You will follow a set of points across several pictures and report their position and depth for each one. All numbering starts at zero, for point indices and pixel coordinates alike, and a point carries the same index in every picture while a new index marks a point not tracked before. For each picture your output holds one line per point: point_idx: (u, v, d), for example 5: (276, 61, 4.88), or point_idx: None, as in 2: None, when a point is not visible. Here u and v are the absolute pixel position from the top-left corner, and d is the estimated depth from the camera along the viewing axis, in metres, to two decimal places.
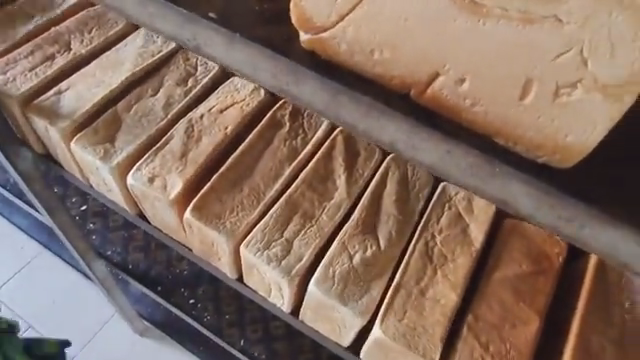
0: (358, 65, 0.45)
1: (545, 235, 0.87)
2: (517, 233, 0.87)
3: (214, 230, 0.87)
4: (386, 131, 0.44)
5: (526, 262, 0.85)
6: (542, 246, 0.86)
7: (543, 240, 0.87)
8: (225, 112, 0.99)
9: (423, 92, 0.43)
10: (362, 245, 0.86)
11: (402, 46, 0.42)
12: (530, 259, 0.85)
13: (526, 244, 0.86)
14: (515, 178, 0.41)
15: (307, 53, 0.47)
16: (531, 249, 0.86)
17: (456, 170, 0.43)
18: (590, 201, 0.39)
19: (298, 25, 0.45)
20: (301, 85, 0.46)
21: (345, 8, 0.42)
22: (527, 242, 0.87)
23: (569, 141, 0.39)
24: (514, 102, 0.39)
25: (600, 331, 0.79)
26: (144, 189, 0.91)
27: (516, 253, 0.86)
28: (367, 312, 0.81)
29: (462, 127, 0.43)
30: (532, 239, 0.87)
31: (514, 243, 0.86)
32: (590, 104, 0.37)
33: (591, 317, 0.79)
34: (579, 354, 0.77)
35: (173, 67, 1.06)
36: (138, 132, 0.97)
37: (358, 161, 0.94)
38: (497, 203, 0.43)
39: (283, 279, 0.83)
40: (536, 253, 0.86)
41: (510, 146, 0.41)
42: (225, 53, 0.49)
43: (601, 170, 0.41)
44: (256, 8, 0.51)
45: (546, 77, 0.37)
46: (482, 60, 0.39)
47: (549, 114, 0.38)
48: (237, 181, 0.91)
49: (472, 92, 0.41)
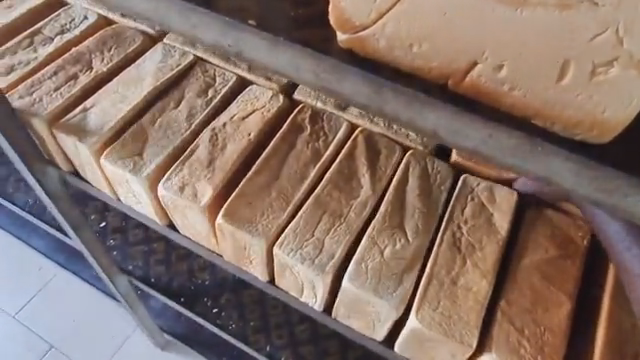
0: (397, 58, 0.48)
1: (568, 220, 0.89)
2: (539, 218, 0.90)
3: (247, 233, 0.89)
4: (427, 119, 0.46)
5: (551, 245, 0.87)
6: (566, 231, 0.88)
7: (567, 224, 0.89)
8: (248, 119, 1.01)
9: (460, 81, 0.46)
10: (391, 239, 0.88)
11: (441, 39, 0.44)
12: (555, 244, 0.87)
13: (550, 230, 0.88)
14: (557, 155, 0.43)
15: (345, 51, 0.50)
16: (556, 236, 0.88)
17: (500, 152, 0.45)
18: (631, 173, 0.42)
19: (338, 26, 0.49)
20: (343, 82, 0.49)
21: (384, 6, 0.45)
22: (552, 226, 0.89)
23: (606, 116, 0.41)
24: (552, 83, 0.42)
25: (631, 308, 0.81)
26: (175, 197, 0.94)
27: (541, 238, 0.88)
28: (401, 304, 0.83)
29: (502, 111, 0.46)
30: (555, 225, 0.89)
31: (538, 228, 0.88)
32: (625, 79, 0.39)
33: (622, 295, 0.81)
34: (613, 332, 0.79)
35: (192, 78, 1.09)
36: (164, 144, 1.00)
37: (380, 159, 0.97)
38: (538, 180, 0.45)
39: (317, 277, 0.86)
40: (560, 238, 0.88)
41: (548, 127, 0.44)
42: (267, 56, 0.51)
43: (636, 143, 0.44)
44: (291, 14, 0.55)
45: (583, 58, 0.40)
46: (520, 46, 0.41)
47: (586, 93, 0.41)
48: (265, 185, 0.93)
49: (510, 77, 0.44)
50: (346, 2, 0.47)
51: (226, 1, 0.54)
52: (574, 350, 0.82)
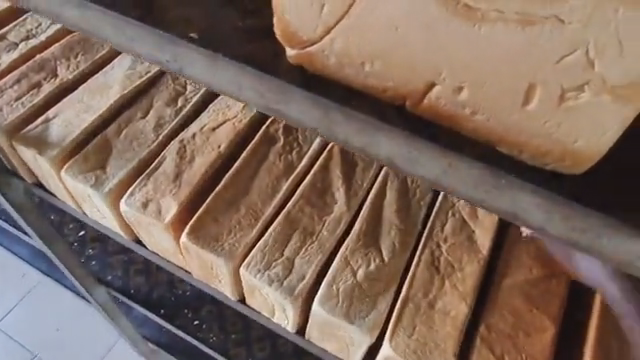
0: (348, 77, 0.43)
1: None
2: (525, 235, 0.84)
3: (212, 252, 0.84)
4: (381, 146, 0.41)
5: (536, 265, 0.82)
6: None
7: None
8: (218, 130, 0.96)
9: (419, 103, 0.41)
10: (365, 259, 0.83)
11: (394, 57, 0.39)
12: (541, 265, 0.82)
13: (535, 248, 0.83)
14: (523, 189, 0.38)
15: (296, 67, 0.45)
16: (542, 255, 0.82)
17: (461, 185, 0.40)
18: (607, 211, 0.37)
19: (285, 40, 0.44)
20: (289, 104, 0.44)
21: (331, 19, 0.40)
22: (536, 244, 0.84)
23: (578, 146, 0.36)
24: (517, 108, 0.37)
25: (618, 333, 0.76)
26: (138, 214, 0.89)
27: (527, 257, 0.82)
28: (374, 329, 0.78)
29: (464, 136, 0.41)
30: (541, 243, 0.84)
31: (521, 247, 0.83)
32: (599, 106, 0.34)
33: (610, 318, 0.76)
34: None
35: (162, 87, 1.03)
36: (129, 156, 0.95)
37: (356, 173, 0.91)
38: (506, 217, 0.39)
39: (286, 300, 0.81)
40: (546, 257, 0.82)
41: (515, 155, 0.40)
42: (208, 74, 0.47)
43: (610, 175, 0.39)
44: (238, 24, 0.49)
45: (550, 81, 0.35)
46: (480, 67, 0.36)
47: (555, 120, 0.36)
48: (233, 200, 0.88)
49: (471, 100, 0.38)
50: (291, 15, 0.42)
51: (166, 12, 0.49)
52: None
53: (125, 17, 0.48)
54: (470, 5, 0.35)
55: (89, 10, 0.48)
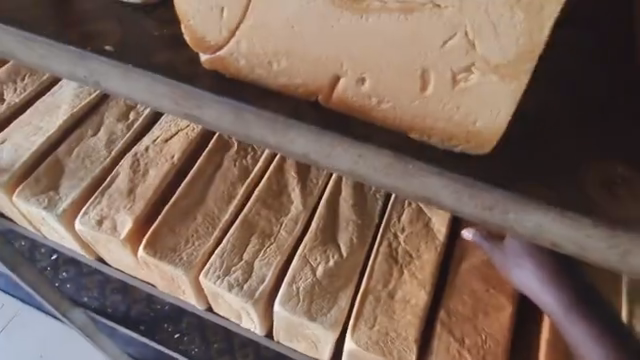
0: (260, 78, 0.43)
1: None
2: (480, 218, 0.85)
3: (170, 264, 0.84)
4: (295, 143, 0.42)
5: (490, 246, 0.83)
6: None
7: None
8: (171, 141, 0.95)
9: (329, 97, 0.41)
10: (324, 256, 0.83)
11: (296, 54, 0.40)
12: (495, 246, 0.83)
13: None
14: (431, 172, 0.39)
15: (211, 73, 0.45)
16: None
17: (374, 174, 0.40)
18: (512, 186, 0.38)
19: (193, 44, 0.43)
20: (203, 108, 0.44)
21: (233, 22, 0.41)
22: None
23: (479, 126, 0.37)
24: (417, 94, 0.38)
25: None
26: (93, 232, 0.88)
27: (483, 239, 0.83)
28: (337, 325, 0.78)
29: (376, 126, 0.41)
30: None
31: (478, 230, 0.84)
32: (489, 85, 0.35)
33: None
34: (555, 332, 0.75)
35: (112, 102, 1.01)
36: (82, 174, 0.94)
37: (311, 171, 0.91)
38: (420, 202, 0.40)
39: (247, 304, 0.81)
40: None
41: (425, 140, 0.40)
42: (123, 86, 0.46)
43: (514, 152, 0.40)
44: (155, 34, 0.50)
45: (439, 65, 0.36)
46: (375, 56, 0.37)
47: (454, 101, 0.37)
48: (189, 209, 0.88)
49: (375, 90, 0.39)
50: (195, 19, 0.42)
51: (79, 29, 0.49)
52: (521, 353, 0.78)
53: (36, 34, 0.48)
54: None
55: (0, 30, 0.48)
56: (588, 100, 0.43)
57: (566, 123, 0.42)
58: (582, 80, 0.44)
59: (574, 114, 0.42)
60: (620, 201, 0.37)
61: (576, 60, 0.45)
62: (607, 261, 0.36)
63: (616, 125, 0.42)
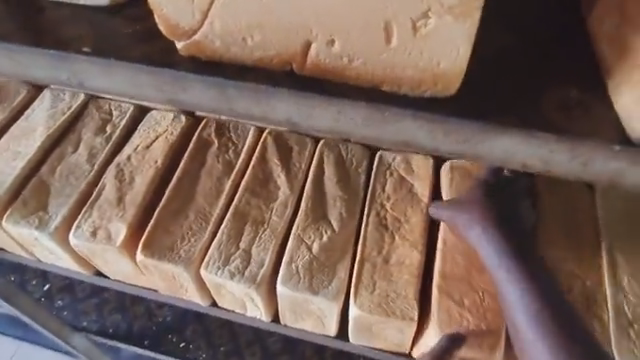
0: (236, 56, 0.46)
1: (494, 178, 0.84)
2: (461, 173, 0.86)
3: (170, 263, 0.86)
4: (278, 109, 0.44)
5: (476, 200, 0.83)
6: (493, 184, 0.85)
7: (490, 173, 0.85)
8: (152, 147, 0.97)
9: (303, 63, 0.45)
10: (318, 233, 0.86)
11: (269, 27, 0.44)
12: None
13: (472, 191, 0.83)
14: (407, 116, 0.42)
15: (189, 59, 0.47)
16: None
17: (355, 127, 0.43)
18: (482, 118, 0.42)
19: (169, 34, 0.47)
20: (187, 90, 0.46)
21: (205, 4, 0.45)
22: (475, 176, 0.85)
23: (443, 68, 0.42)
24: (383, 47, 0.42)
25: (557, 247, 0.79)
26: (89, 244, 0.90)
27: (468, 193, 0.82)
28: (339, 295, 0.81)
29: (350, 84, 0.45)
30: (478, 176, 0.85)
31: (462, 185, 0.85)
32: (445, 27, 0.40)
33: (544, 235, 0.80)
34: None
35: (87, 118, 1.02)
36: (68, 190, 0.95)
37: (293, 155, 0.94)
38: (399, 147, 0.43)
39: (250, 289, 0.83)
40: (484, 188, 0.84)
41: (396, 90, 0.44)
42: (105, 81, 0.48)
43: (478, 89, 0.44)
44: (128, 30, 0.52)
45: (400, 16, 0.41)
46: (341, 17, 0.42)
47: (417, 48, 0.42)
48: (181, 208, 0.90)
49: (345, 49, 0.43)
50: (169, 8, 0.46)
51: (54, 35, 0.51)
52: None
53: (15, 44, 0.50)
54: None
55: None
56: (537, 37, 0.47)
57: (522, 58, 0.46)
58: (529, 21, 0.48)
59: (527, 49, 0.46)
60: (574, 120, 0.42)
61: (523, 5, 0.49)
62: (571, 171, 0.41)
63: (565, 55, 0.46)
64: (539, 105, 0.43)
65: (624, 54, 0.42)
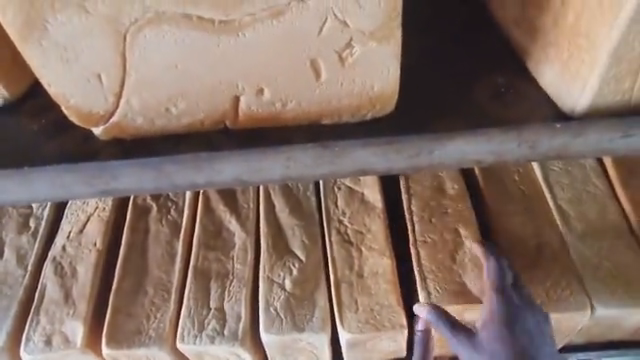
0: (164, 126, 0.56)
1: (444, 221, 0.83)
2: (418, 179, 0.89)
3: (142, 347, 0.79)
4: (224, 171, 0.53)
5: (453, 285, 0.77)
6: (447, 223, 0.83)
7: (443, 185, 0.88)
8: (86, 230, 0.90)
9: (237, 117, 0.56)
10: (286, 269, 0.84)
11: (204, 91, 0.54)
12: (440, 266, 0.79)
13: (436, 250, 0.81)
14: (354, 147, 0.53)
15: (112, 141, 0.57)
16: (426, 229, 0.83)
17: (301, 171, 0.54)
18: (426, 127, 0.55)
19: (86, 123, 0.56)
20: (117, 178, 0.54)
21: (115, 85, 0.53)
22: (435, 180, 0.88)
23: (377, 89, 0.54)
24: (315, 83, 0.54)
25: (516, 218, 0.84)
26: (46, 356, 0.80)
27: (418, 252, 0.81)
28: (326, 323, 0.79)
29: (303, 125, 0.57)
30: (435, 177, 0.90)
31: (417, 203, 0.86)
32: (369, 51, 0.52)
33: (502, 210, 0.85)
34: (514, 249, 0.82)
35: (5, 219, 0.94)
36: (5, 303, 0.85)
37: (238, 198, 0.92)
38: (359, 174, 0.55)
39: (235, 347, 0.78)
40: (436, 216, 0.84)
41: (337, 120, 0.56)
42: (25, 191, 0.54)
43: (409, 104, 0.58)
44: (34, 127, 0.58)
45: (322, 51, 0.52)
46: (261, 66, 0.53)
47: (347, 77, 0.53)
48: (136, 285, 0.84)
49: (276, 93, 0.54)
50: (74, 97, 0.54)
51: None
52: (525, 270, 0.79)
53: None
54: (225, 22, 0.50)
55: None
56: (434, 55, 0.62)
57: (430, 71, 0.61)
58: (429, 46, 0.63)
59: (432, 64, 0.61)
60: (509, 107, 0.57)
61: (419, 35, 0.65)
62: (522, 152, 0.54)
63: (457, 64, 0.62)
64: (452, 111, 0.57)
65: (537, 34, 0.60)
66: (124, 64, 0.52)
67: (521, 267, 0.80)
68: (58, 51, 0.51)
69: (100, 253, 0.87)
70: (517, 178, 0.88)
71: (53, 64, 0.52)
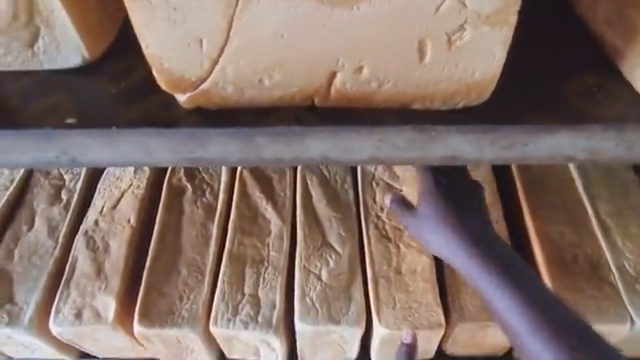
0: (250, 98, 0.54)
1: None
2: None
3: (174, 327, 0.78)
4: (317, 147, 0.53)
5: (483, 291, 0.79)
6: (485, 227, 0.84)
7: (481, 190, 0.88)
8: (119, 206, 0.89)
9: (328, 95, 0.54)
10: (323, 260, 0.83)
11: (300, 64, 0.52)
12: None
13: None
14: (449, 133, 0.53)
15: (193, 109, 0.55)
16: None
17: (395, 153, 0.53)
18: (520, 118, 0.54)
19: (172, 88, 0.54)
20: (204, 146, 0.53)
21: (214, 52, 0.51)
22: None
23: (477, 76, 0.53)
24: (418, 65, 0.52)
25: (559, 226, 0.83)
26: (75, 329, 0.80)
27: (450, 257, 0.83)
28: (362, 317, 0.78)
29: (395, 107, 0.54)
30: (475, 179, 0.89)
31: None
32: (479, 36, 0.50)
33: (544, 216, 0.84)
34: (553, 256, 0.81)
35: (36, 189, 0.92)
36: (34, 273, 0.84)
37: (274, 186, 0.90)
38: (447, 161, 0.54)
39: (269, 334, 0.78)
40: None
41: (429, 105, 0.54)
42: (106, 150, 0.53)
43: (499, 98, 0.56)
44: (113, 90, 0.56)
45: (433, 33, 0.50)
46: (369, 43, 0.51)
47: (452, 61, 0.52)
48: (170, 265, 0.83)
49: (375, 73, 0.52)
50: (170, 61, 0.52)
51: None
52: (566, 277, 0.79)
53: (17, 127, 0.53)
54: None
55: None
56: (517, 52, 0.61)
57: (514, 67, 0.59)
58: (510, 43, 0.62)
59: (516, 61, 0.60)
60: (603, 106, 0.56)
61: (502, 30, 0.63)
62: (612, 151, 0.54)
63: (541, 62, 0.60)
64: (543, 110, 0.55)
65: None
66: (231, 31, 0.50)
67: (560, 276, 0.79)
68: (167, 11, 0.50)
69: (134, 230, 0.86)
70: (556, 185, 0.87)
71: (160, 24, 0.51)
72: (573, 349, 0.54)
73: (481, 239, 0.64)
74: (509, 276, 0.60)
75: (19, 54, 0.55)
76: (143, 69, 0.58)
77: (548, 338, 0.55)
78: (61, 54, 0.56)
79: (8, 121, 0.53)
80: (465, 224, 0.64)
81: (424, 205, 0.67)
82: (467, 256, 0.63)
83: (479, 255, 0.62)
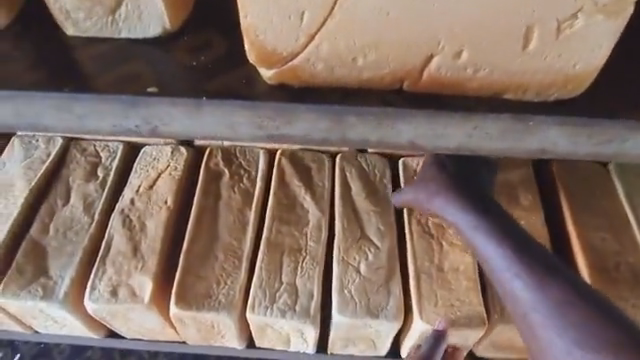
0: (339, 77, 0.49)
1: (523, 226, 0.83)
2: (500, 188, 0.86)
3: (211, 311, 0.78)
4: (405, 131, 0.49)
5: None
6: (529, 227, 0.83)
7: (523, 191, 0.86)
8: (156, 187, 0.87)
9: (419, 79, 0.49)
10: (362, 253, 0.82)
11: (389, 44, 0.47)
12: None
13: None
14: (548, 124, 0.48)
15: (277, 86, 0.50)
16: None
17: (489, 142, 0.49)
18: (619, 113, 0.49)
19: (260, 62, 0.50)
20: (291, 123, 0.49)
21: (313, 27, 0.47)
22: (509, 185, 0.86)
23: (578, 69, 0.48)
24: (520, 53, 0.47)
25: (603, 233, 0.82)
26: (110, 307, 0.80)
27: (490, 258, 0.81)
28: (399, 313, 0.78)
29: (485, 95, 0.50)
30: (519, 180, 0.87)
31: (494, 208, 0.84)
32: (592, 25, 0.45)
33: (589, 223, 0.83)
34: (597, 262, 0.80)
35: (72, 164, 0.90)
36: (69, 249, 0.84)
37: (313, 176, 0.88)
38: (535, 155, 0.50)
39: (305, 324, 0.78)
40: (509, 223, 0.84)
41: (521, 96, 0.50)
42: (188, 121, 0.49)
43: (598, 93, 0.51)
44: (192, 63, 0.52)
45: (543, 19, 0.45)
46: (473, 26, 0.46)
47: (556, 51, 0.47)
48: (208, 249, 0.82)
49: (472, 59, 0.48)
50: (265, 34, 0.48)
51: (116, 70, 0.51)
52: (610, 285, 0.78)
53: (94, 92, 0.49)
54: None
55: (35, 97, 0.49)
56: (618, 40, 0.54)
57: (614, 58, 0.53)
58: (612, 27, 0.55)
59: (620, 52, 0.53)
60: None
61: None
62: None
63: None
64: None
65: None
66: (334, 8, 0.46)
67: (604, 283, 0.78)
68: None
69: (169, 211, 0.85)
70: (599, 190, 0.86)
71: None
72: (583, 316, 0.55)
73: (493, 219, 0.65)
74: (520, 249, 0.61)
75: (98, 19, 0.52)
76: (226, 42, 0.54)
77: (554, 305, 0.56)
78: (142, 23, 0.52)
79: (79, 88, 0.49)
80: (480, 208, 0.67)
81: (437, 190, 0.70)
82: (471, 226, 0.66)
83: (490, 228, 0.64)
